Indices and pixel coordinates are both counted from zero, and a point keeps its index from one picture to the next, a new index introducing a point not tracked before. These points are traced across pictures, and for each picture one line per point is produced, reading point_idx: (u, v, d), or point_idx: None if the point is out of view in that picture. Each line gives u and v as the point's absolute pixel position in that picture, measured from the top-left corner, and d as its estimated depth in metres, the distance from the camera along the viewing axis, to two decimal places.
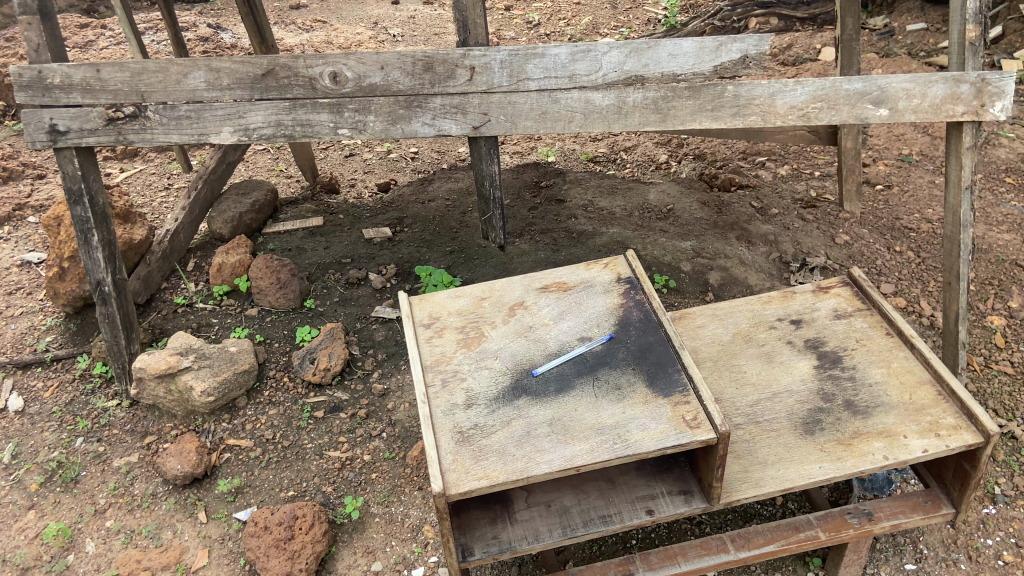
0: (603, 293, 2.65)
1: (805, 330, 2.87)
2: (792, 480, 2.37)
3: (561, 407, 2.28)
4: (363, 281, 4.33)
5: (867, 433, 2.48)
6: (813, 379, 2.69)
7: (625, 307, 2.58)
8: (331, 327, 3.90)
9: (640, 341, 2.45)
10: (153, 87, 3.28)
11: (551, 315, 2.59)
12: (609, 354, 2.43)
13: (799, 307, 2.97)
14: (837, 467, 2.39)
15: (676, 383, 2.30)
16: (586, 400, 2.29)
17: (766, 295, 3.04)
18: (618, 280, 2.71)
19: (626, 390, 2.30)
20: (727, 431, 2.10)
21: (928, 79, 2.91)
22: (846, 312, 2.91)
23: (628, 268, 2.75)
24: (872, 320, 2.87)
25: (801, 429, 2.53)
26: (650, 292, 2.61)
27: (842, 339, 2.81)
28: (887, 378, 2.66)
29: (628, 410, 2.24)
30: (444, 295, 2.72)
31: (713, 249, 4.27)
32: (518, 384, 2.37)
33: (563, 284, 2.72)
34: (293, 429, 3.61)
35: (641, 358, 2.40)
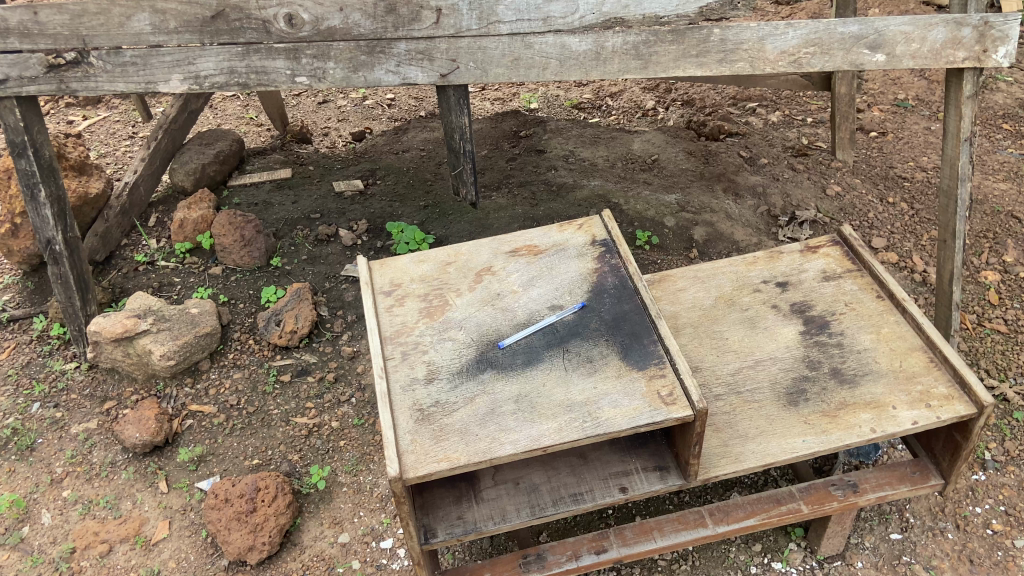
0: (576, 256, 2.46)
1: (791, 293, 2.70)
2: (775, 455, 2.25)
3: (528, 382, 2.13)
4: (332, 238, 4.13)
5: (853, 404, 2.36)
6: (798, 346, 2.53)
7: (600, 273, 2.40)
8: (297, 287, 3.71)
9: (615, 310, 2.29)
10: (95, 31, 3.00)
11: (520, 281, 2.41)
12: (582, 323, 2.26)
13: (785, 269, 2.78)
14: (821, 441, 2.27)
15: (651, 355, 2.16)
16: (555, 374, 2.14)
17: (751, 255, 2.85)
18: (593, 242, 2.51)
19: (598, 363, 2.16)
20: (704, 408, 1.98)
21: (928, 22, 2.69)
22: (835, 274, 2.73)
23: (604, 228, 2.55)
24: (861, 283, 2.70)
25: (785, 399, 2.40)
26: (627, 256, 2.43)
27: (830, 303, 2.64)
28: (876, 344, 2.50)
29: (600, 384, 2.11)
30: (406, 258, 2.52)
31: (699, 203, 4.08)
32: (483, 357, 2.20)
33: (534, 247, 2.52)
34: (258, 394, 3.47)
35: (616, 329, 2.24)
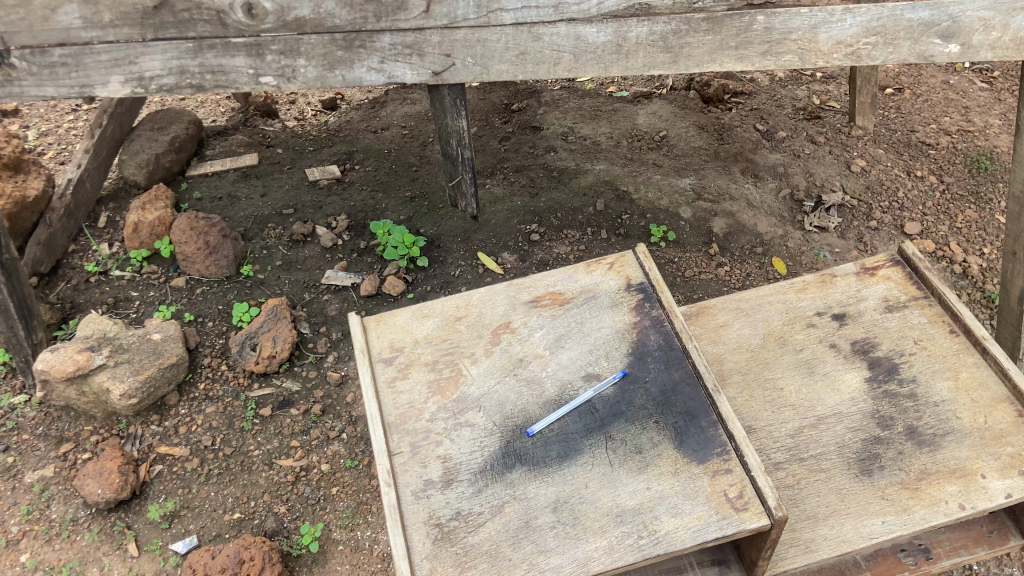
0: (609, 306, 2.08)
1: (851, 328, 2.34)
2: (851, 543, 1.93)
3: (567, 483, 1.77)
4: (309, 238, 3.69)
5: (936, 473, 2.03)
6: (865, 398, 2.20)
7: (639, 329, 2.02)
8: (273, 304, 3.28)
9: (662, 379, 1.92)
10: (15, 27, 2.45)
11: (545, 342, 2.03)
12: (625, 398, 1.90)
13: (841, 296, 2.42)
14: (902, 523, 1.95)
15: (712, 442, 1.81)
16: (598, 471, 1.78)
17: (800, 280, 2.49)
18: (628, 287, 2.13)
19: (649, 455, 1.80)
20: (784, 518, 1.64)
21: (1012, 7, 2.28)
22: (899, 303, 2.38)
23: (639, 268, 2.16)
24: (930, 313, 2.35)
25: (856, 467, 2.07)
26: (671, 306, 2.05)
27: (897, 340, 2.30)
28: (955, 395, 2.17)
29: (655, 484, 1.76)
30: (407, 312, 2.12)
31: (716, 188, 3.69)
32: (510, 447, 1.83)
33: (558, 294, 2.14)
34: (235, 432, 3.08)
35: (666, 406, 1.87)
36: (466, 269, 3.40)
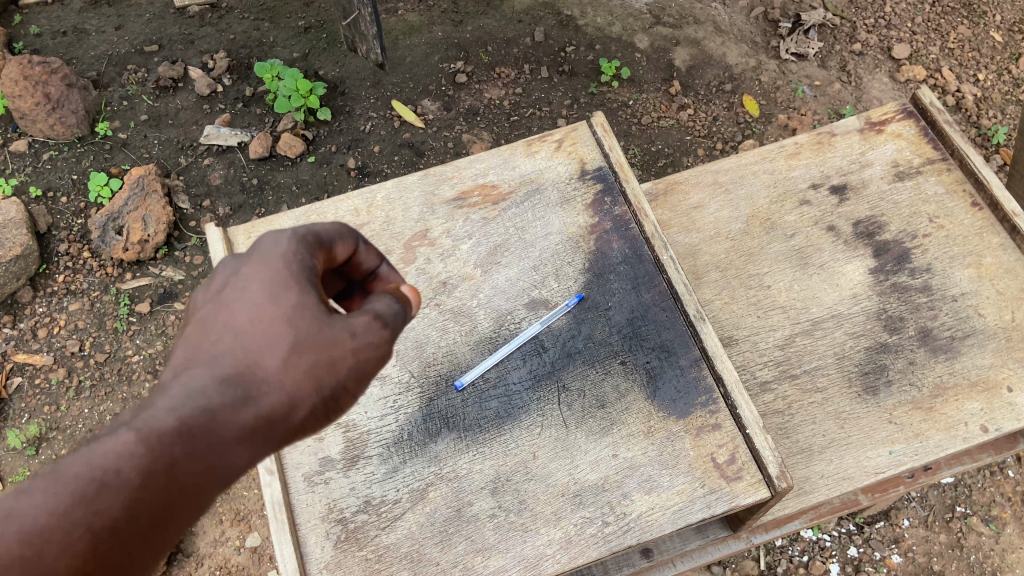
0: (558, 204, 1.59)
1: (853, 203, 1.89)
2: (852, 480, 1.60)
3: (509, 453, 1.35)
4: (180, 83, 2.98)
5: (953, 389, 1.68)
6: (870, 293, 1.79)
7: (598, 235, 1.55)
8: (139, 175, 2.62)
9: (629, 304, 1.48)
10: None
11: (475, 257, 1.54)
12: (581, 332, 1.46)
13: (843, 163, 1.95)
14: (912, 453, 1.62)
15: (694, 389, 1.40)
16: (549, 435, 1.37)
17: (791, 141, 1.99)
18: (582, 174, 1.62)
19: (615, 410, 1.39)
20: (788, 492, 1.28)
21: None
22: (911, 169, 1.93)
23: (595, 147, 1.65)
24: (949, 181, 1.91)
25: (858, 385, 1.70)
26: (639, 202, 1.57)
27: (908, 217, 1.87)
28: (977, 287, 1.78)
29: (623, 449, 1.36)
30: (290, 220, 1.58)
31: (678, 8, 3.07)
32: (433, 408, 1.39)
33: (491, 186, 1.61)
34: (109, 334, 2.57)
35: (635, 343, 1.45)
36: (378, 122, 2.80)
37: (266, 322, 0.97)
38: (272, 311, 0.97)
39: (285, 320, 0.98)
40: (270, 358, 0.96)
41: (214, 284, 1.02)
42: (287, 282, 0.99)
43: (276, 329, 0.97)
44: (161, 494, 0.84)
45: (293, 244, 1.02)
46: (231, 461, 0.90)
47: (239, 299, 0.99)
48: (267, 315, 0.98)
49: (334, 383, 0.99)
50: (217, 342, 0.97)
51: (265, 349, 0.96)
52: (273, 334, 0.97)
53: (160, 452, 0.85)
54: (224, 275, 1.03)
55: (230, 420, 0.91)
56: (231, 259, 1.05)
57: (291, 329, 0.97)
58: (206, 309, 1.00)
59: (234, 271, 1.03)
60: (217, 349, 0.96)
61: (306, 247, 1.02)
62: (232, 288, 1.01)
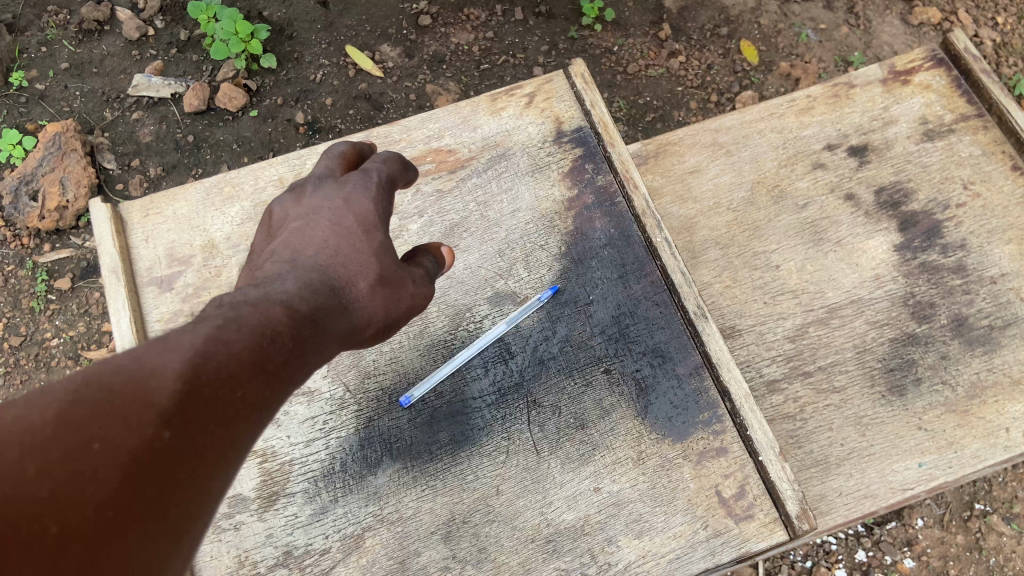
0: (528, 173, 1.30)
1: (876, 168, 1.61)
2: (875, 499, 1.36)
3: (467, 488, 1.09)
4: (106, 27, 2.60)
5: (992, 389, 1.43)
6: (896, 274, 1.52)
7: (577, 211, 1.27)
8: (57, 131, 2.30)
9: (614, 298, 1.21)
10: None
11: (427, 240, 1.25)
12: (556, 334, 1.19)
13: (864, 119, 1.66)
14: (943, 466, 1.38)
15: (695, 404, 1.14)
16: (516, 464, 1.11)
17: (803, 93, 1.69)
18: (557, 135, 1.33)
19: (597, 431, 1.13)
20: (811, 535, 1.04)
21: None
22: (943, 125, 1.64)
23: (574, 103, 1.36)
24: (987, 140, 1.63)
25: (881, 385, 1.44)
26: (628, 171, 1.29)
27: (939, 184, 1.59)
28: (1020, 266, 1.52)
29: (607, 481, 1.10)
30: (198, 193, 1.26)
31: None
32: (372, 430, 1.12)
33: (446, 151, 1.32)
34: (26, 315, 2.27)
35: (623, 346, 1.18)
36: (330, 70, 2.47)
37: (348, 247, 1.01)
38: (357, 237, 1.01)
39: (369, 248, 1.01)
40: (355, 276, 0.98)
41: (294, 211, 1.06)
42: (371, 216, 1.04)
43: (361, 253, 1.00)
44: (270, 361, 0.79)
45: (374, 183, 1.08)
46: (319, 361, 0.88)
47: (323, 226, 1.02)
48: (350, 242, 1.01)
49: (397, 320, 1.03)
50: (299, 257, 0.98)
51: (347, 270, 0.98)
52: (359, 256, 1.00)
53: (269, 328, 0.82)
54: (302, 204, 1.06)
55: (324, 324, 0.90)
56: (310, 188, 1.09)
57: (375, 256, 1.01)
58: (287, 233, 1.02)
59: (313, 199, 1.07)
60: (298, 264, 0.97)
61: (392, 187, 1.07)
62: (313, 214, 1.04)
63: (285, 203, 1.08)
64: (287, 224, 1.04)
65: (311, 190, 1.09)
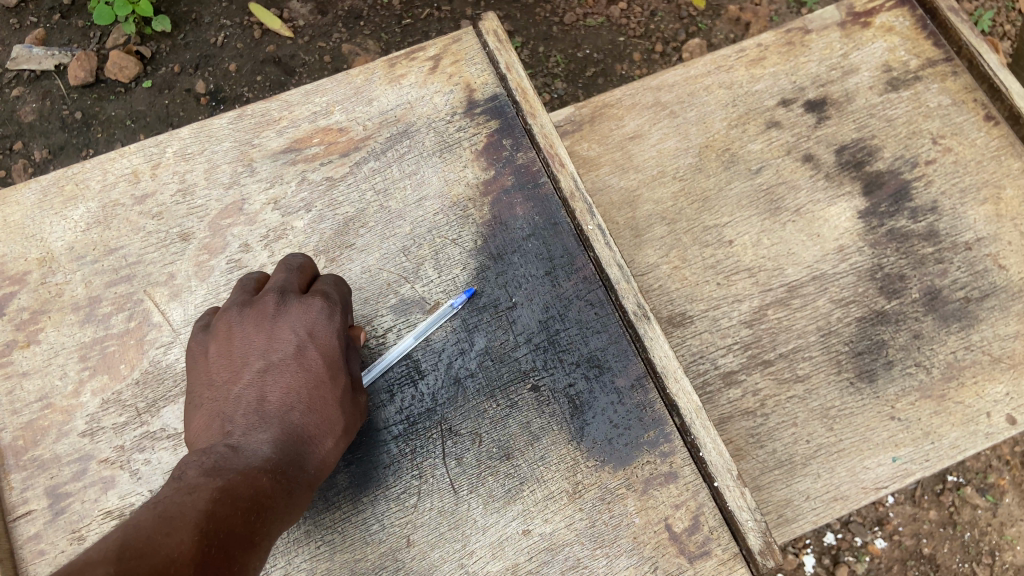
0: (434, 152, 1.10)
1: (836, 124, 1.44)
2: (846, 501, 1.22)
3: (371, 541, 0.92)
4: None
5: (970, 370, 1.28)
6: (861, 243, 1.36)
7: (494, 198, 1.08)
8: None
9: (539, 300, 1.03)
10: None
11: (316, 239, 1.05)
12: (472, 346, 1.01)
13: (820, 69, 1.48)
14: (919, 459, 1.23)
15: (637, 422, 0.97)
16: (429, 507, 0.94)
17: (752, 41, 1.50)
18: (468, 105, 1.13)
19: (524, 462, 0.96)
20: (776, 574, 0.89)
21: None
22: (908, 72, 1.46)
23: (487, 65, 1.15)
24: (957, 87, 1.45)
25: (849, 370, 1.28)
26: (553, 147, 1.10)
27: (906, 138, 1.42)
28: (996, 229, 1.36)
29: (536, 521, 0.93)
30: (32, 194, 1.08)
31: None
32: None
33: (336, 130, 1.11)
34: None
35: (552, 357, 1.00)
36: (233, 31, 2.22)
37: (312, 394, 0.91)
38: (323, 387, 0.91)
39: (333, 397, 0.91)
40: (322, 430, 0.89)
41: (252, 338, 0.93)
42: (336, 358, 0.93)
43: (328, 401, 0.91)
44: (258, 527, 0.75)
45: (337, 308, 0.95)
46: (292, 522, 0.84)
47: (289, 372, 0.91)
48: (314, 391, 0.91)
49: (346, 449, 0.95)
50: (260, 411, 0.89)
51: (312, 422, 0.89)
52: (326, 409, 0.90)
53: (260, 498, 0.78)
54: (259, 332, 0.93)
55: (301, 482, 0.85)
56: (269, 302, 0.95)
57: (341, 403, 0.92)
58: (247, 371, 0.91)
59: (271, 325, 0.93)
60: (259, 418, 0.88)
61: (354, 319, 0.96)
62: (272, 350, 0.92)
63: (242, 318, 0.93)
64: (245, 360, 0.92)
65: (267, 304, 0.94)
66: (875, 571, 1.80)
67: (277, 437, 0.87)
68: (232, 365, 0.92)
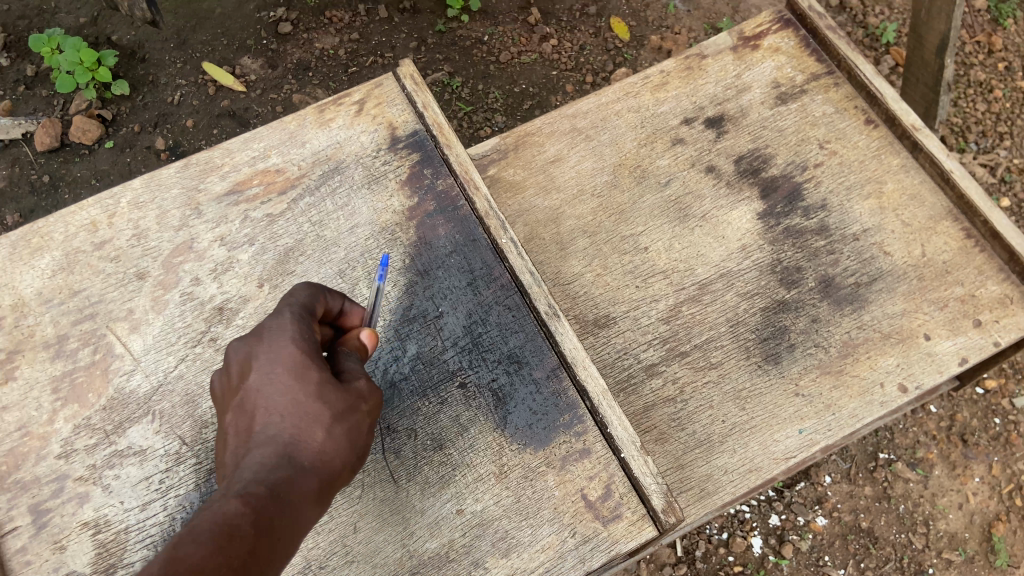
0: (364, 184, 1.25)
1: (732, 137, 1.60)
2: (761, 472, 1.34)
3: (322, 530, 1.04)
4: None
5: (863, 346, 1.43)
6: (760, 241, 1.51)
7: (419, 221, 1.22)
8: None
9: (464, 308, 1.17)
10: None
11: (261, 269, 1.18)
12: (405, 353, 1.14)
13: (715, 89, 1.65)
14: (822, 431, 1.37)
15: (554, 407, 1.10)
16: (372, 495, 1.06)
17: (655, 69, 1.68)
18: (393, 141, 1.28)
19: (457, 450, 1.08)
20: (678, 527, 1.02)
21: None
22: (794, 87, 1.63)
23: (406, 105, 1.31)
24: (839, 97, 1.62)
25: (756, 355, 1.43)
26: (468, 173, 1.25)
27: (795, 145, 1.58)
28: (880, 219, 1.51)
29: (469, 500, 1.06)
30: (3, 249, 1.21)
31: None
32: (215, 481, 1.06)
33: (273, 170, 1.25)
34: None
35: (476, 357, 1.14)
36: (189, 90, 2.36)
37: (296, 406, 0.91)
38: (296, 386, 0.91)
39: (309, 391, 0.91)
40: (309, 428, 0.90)
41: (229, 381, 0.95)
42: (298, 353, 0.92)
43: (305, 397, 0.91)
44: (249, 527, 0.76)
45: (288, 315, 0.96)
46: (307, 524, 0.85)
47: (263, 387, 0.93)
48: (298, 400, 0.91)
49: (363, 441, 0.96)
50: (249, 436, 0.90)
51: (297, 425, 0.89)
52: (304, 405, 0.90)
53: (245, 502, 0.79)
54: (234, 373, 0.96)
55: (298, 482, 0.85)
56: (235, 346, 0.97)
57: (319, 394, 0.91)
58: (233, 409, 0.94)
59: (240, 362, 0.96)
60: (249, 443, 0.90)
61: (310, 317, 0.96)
62: (244, 380, 0.94)
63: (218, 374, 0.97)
64: (228, 402, 0.95)
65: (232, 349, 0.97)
66: (818, 546, 1.93)
67: (268, 450, 0.88)
68: (228, 399, 0.95)
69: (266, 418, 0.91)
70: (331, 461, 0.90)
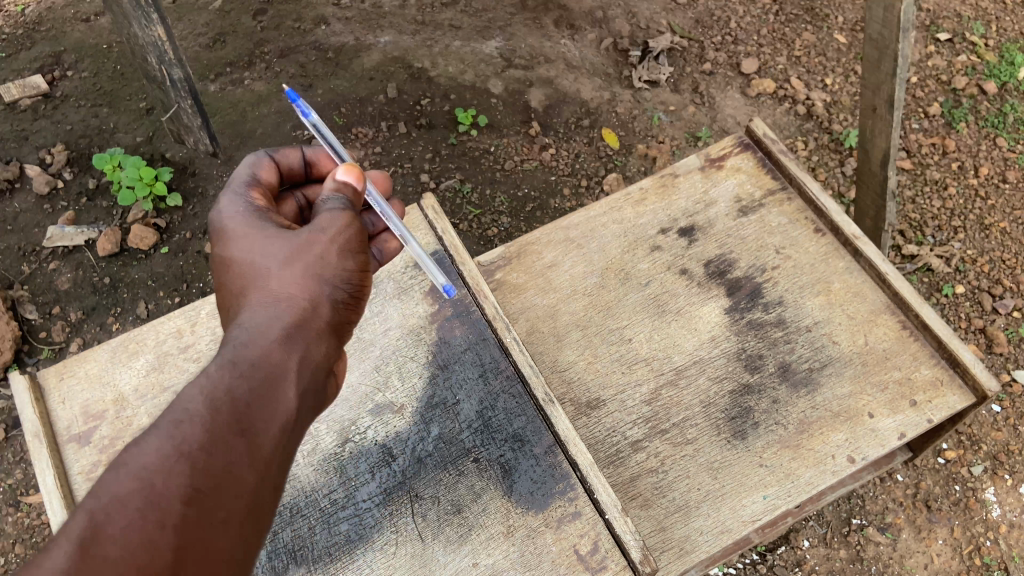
0: (395, 295, 1.55)
1: (702, 244, 1.89)
2: (731, 533, 1.56)
3: None
4: (19, 184, 2.70)
5: (817, 423, 1.67)
6: (727, 333, 1.78)
7: (439, 324, 1.51)
8: None
9: (477, 395, 1.43)
10: None
11: None
12: (430, 433, 1.40)
13: (686, 203, 1.95)
14: (783, 496, 1.59)
15: (551, 477, 1.35)
16: (404, 550, 1.30)
17: (636, 188, 1.99)
18: (418, 260, 1.59)
19: (472, 512, 1.33)
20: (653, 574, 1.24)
21: None
22: (753, 201, 1.93)
23: (429, 230, 1.63)
24: (791, 210, 1.92)
25: (725, 432, 1.67)
26: (479, 285, 1.54)
27: (755, 250, 1.87)
28: (828, 314, 1.78)
29: (482, 555, 1.30)
30: (105, 353, 1.49)
31: (528, 48, 3.04)
32: (279, 542, 1.31)
33: None
34: None
35: (487, 436, 1.40)
36: None
37: (263, 274, 1.10)
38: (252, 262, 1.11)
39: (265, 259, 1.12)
40: (268, 280, 1.09)
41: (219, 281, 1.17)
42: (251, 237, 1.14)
43: (263, 266, 1.11)
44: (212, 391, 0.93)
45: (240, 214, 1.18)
46: (286, 358, 1.02)
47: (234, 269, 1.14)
48: (263, 269, 1.11)
49: (330, 265, 1.13)
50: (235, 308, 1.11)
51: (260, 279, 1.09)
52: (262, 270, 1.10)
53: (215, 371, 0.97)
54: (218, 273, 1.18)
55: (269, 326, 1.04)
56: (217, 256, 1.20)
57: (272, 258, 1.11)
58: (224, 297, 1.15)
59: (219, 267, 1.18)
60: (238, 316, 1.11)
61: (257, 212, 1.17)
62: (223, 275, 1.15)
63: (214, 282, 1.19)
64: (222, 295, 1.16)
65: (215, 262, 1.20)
66: None
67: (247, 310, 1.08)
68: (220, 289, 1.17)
69: (244, 291, 1.10)
70: (298, 296, 1.09)
